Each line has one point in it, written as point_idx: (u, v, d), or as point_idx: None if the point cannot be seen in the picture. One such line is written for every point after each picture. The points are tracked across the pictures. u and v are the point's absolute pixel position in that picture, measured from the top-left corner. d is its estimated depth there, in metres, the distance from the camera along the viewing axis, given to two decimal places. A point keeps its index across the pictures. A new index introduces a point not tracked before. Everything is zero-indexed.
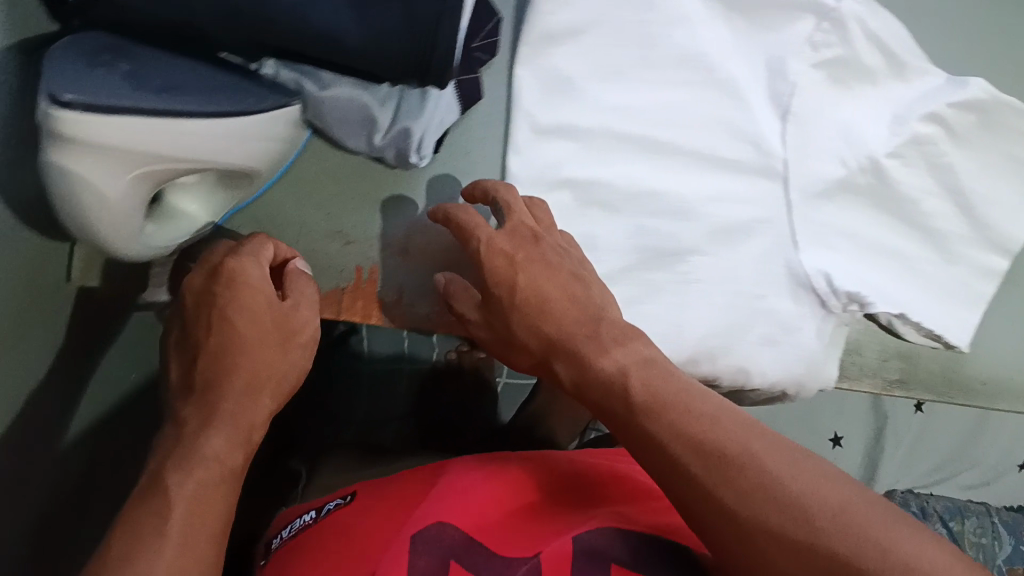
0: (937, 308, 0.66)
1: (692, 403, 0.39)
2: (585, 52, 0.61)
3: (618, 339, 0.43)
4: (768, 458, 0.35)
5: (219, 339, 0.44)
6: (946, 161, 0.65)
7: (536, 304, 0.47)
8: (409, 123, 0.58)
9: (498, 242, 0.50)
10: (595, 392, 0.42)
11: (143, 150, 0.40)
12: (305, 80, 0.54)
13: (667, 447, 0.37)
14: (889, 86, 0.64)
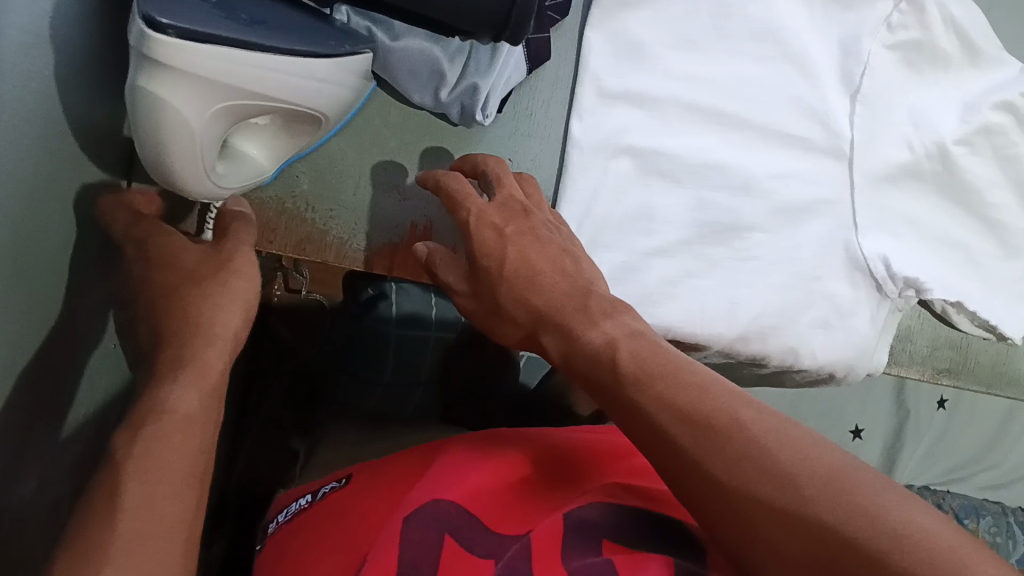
0: (994, 300, 0.65)
1: (680, 374, 0.37)
2: (661, 19, 0.61)
3: (607, 312, 0.43)
4: (756, 425, 0.34)
5: (182, 262, 0.41)
6: (1016, 153, 0.65)
7: (525, 273, 0.46)
8: (476, 79, 0.58)
9: (488, 215, 0.49)
10: (584, 363, 0.41)
11: (229, 82, 0.40)
12: (376, 29, 0.55)
13: (655, 417, 0.36)
14: (961, 74, 0.65)
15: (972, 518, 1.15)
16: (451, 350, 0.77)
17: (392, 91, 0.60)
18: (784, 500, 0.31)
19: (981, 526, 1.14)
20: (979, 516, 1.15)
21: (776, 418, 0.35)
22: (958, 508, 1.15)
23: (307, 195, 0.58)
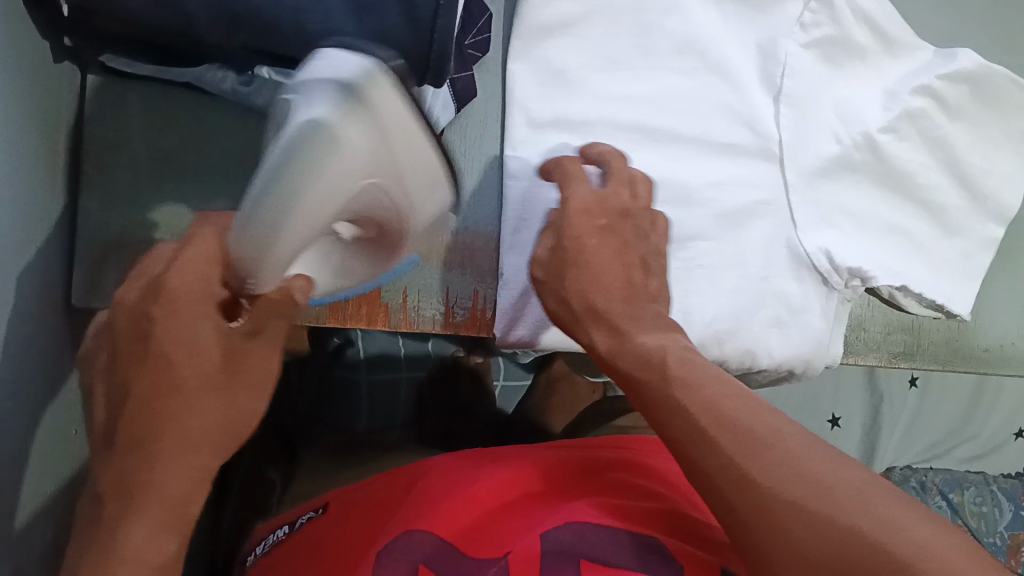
0: (941, 280, 0.66)
1: (717, 386, 0.38)
2: (582, 44, 0.63)
3: (659, 325, 0.45)
4: (792, 438, 0.34)
5: (193, 356, 0.35)
6: (941, 134, 0.66)
7: (593, 271, 0.47)
8: None
9: (585, 206, 0.50)
10: (630, 363, 0.42)
11: (397, 140, 0.36)
12: (299, 85, 0.56)
13: (696, 417, 0.37)
14: (878, 62, 0.66)
15: (954, 491, 1.17)
16: (424, 391, 0.81)
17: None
18: (769, 513, 0.32)
19: (967, 499, 1.17)
20: (965, 489, 1.17)
21: (798, 431, 0.35)
22: (942, 484, 1.17)
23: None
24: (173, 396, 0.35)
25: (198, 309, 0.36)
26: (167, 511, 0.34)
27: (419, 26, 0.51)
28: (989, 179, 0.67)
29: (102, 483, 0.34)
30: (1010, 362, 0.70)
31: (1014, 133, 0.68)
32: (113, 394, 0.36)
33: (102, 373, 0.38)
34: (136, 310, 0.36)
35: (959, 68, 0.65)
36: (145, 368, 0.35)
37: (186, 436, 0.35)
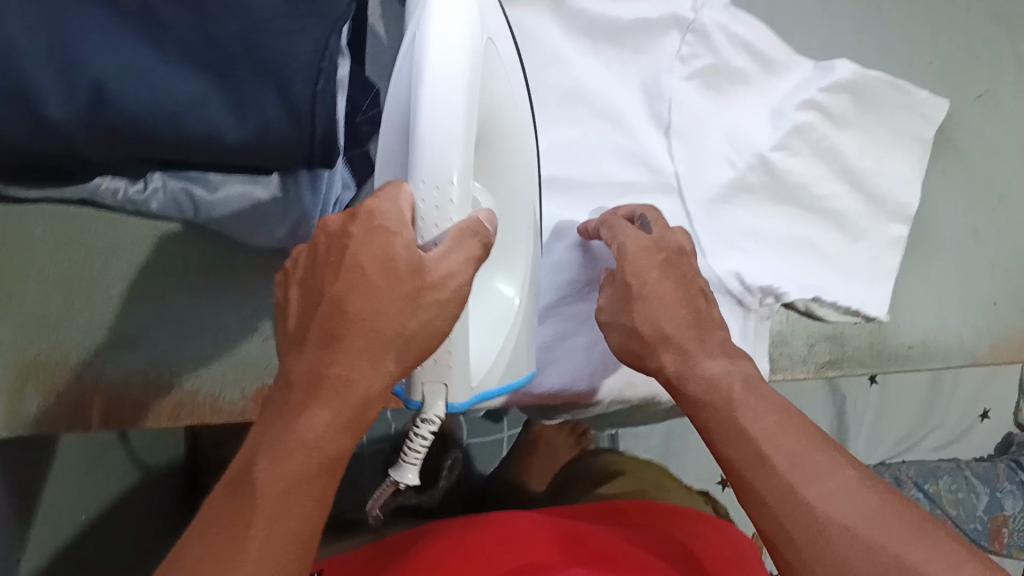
0: (852, 286, 0.68)
1: (773, 416, 0.46)
2: None
3: (723, 349, 0.51)
4: (842, 475, 0.42)
5: (378, 280, 0.41)
6: (830, 145, 0.68)
7: (657, 303, 0.52)
8: (305, 208, 0.59)
9: (641, 248, 0.55)
10: (697, 387, 0.49)
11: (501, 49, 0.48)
12: (193, 185, 0.56)
13: (760, 442, 0.44)
14: (762, 83, 0.68)
15: (931, 481, 1.16)
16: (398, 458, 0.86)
17: (223, 237, 0.62)
18: (817, 529, 0.41)
19: (942, 487, 1.16)
20: (939, 477, 1.17)
21: (848, 462, 0.43)
22: (916, 476, 1.16)
23: (170, 358, 0.62)
24: (357, 309, 0.41)
25: (387, 234, 0.41)
26: (341, 409, 0.41)
27: (301, 115, 0.50)
28: (885, 181, 0.69)
29: (296, 376, 0.41)
30: (937, 355, 0.71)
31: (902, 133, 0.70)
32: (308, 301, 0.43)
33: (297, 282, 0.45)
34: (336, 233, 0.42)
35: (837, 79, 0.67)
36: (340, 279, 0.41)
37: (368, 340, 0.41)
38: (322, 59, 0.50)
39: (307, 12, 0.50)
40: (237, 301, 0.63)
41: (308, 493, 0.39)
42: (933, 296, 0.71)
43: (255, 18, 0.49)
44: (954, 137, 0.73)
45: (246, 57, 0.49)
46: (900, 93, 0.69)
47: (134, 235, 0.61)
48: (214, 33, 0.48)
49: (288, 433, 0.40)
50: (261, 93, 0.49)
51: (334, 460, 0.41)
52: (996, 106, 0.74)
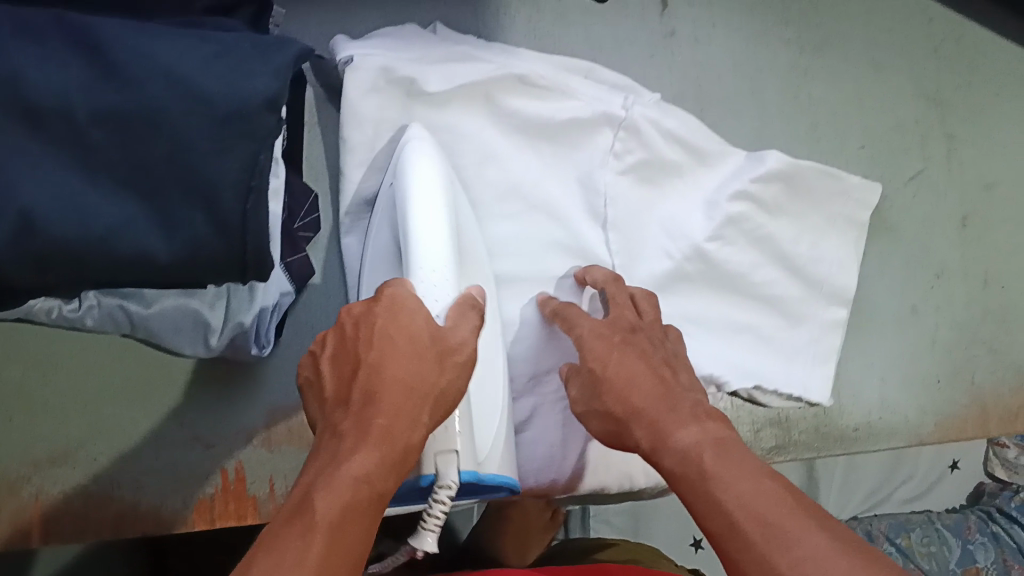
0: (796, 370, 0.69)
1: (746, 477, 0.43)
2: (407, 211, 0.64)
3: (696, 415, 0.49)
4: (818, 537, 0.39)
5: (408, 344, 0.46)
6: (766, 233, 0.69)
7: (623, 380, 0.52)
8: (240, 318, 0.59)
9: (597, 331, 0.57)
10: (672, 459, 0.47)
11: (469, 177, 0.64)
12: (128, 301, 0.58)
13: (731, 512, 0.42)
14: (696, 174, 0.69)
15: (902, 536, 1.06)
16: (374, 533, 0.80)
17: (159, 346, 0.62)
18: None
19: (914, 541, 1.06)
20: (910, 530, 1.07)
21: (826, 529, 0.39)
22: (887, 529, 1.07)
23: (107, 469, 0.62)
24: (394, 366, 0.45)
25: (410, 308, 0.47)
26: (387, 451, 0.42)
27: (236, 233, 0.42)
28: (821, 265, 0.70)
29: (342, 426, 0.44)
30: (884, 437, 0.72)
31: (835, 218, 0.71)
32: (343, 374, 0.46)
33: (325, 364, 0.48)
34: (361, 313, 0.48)
35: (768, 169, 0.68)
36: (374, 343, 0.46)
37: (403, 387, 0.44)
38: (252, 176, 0.43)
39: (236, 130, 0.42)
40: (176, 413, 0.64)
41: (359, 516, 0.40)
42: (872, 374, 0.72)
43: (178, 134, 0.41)
44: (889, 217, 0.74)
45: (171, 178, 0.41)
46: (832, 180, 0.70)
47: (79, 347, 0.64)
48: (132, 151, 0.40)
49: (332, 475, 0.41)
50: (186, 211, 0.41)
51: (381, 499, 0.42)
52: (930, 186, 0.75)
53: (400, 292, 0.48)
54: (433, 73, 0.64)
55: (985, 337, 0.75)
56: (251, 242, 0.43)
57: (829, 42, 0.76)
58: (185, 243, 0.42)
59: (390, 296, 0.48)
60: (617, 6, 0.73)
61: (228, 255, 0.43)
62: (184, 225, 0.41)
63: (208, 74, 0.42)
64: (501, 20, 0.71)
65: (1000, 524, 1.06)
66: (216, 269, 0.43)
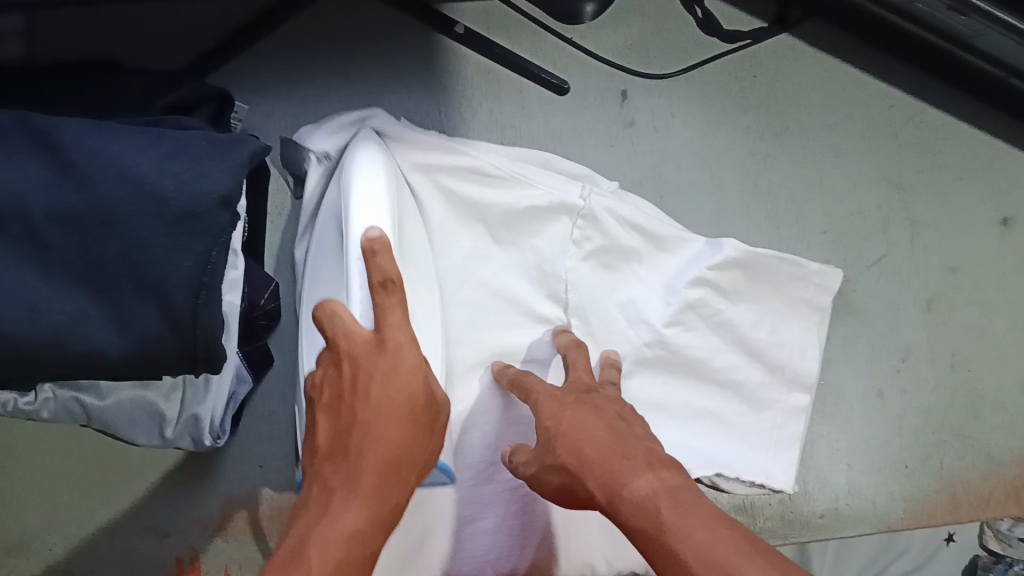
0: (758, 457, 0.69)
1: (699, 526, 0.42)
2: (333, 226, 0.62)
3: (650, 464, 0.47)
4: None
5: (406, 408, 0.47)
6: (725, 318, 0.69)
7: (577, 435, 0.51)
8: (195, 410, 0.60)
9: (551, 392, 0.56)
10: (629, 512, 0.45)
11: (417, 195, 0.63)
12: (83, 394, 0.55)
13: (690, 565, 0.40)
14: (655, 260, 0.70)
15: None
16: None
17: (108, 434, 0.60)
18: None
19: None
20: None
21: None
22: None
23: (62, 557, 0.67)
24: (391, 428, 0.46)
25: (410, 367, 0.48)
26: (379, 511, 0.45)
27: (184, 329, 0.42)
28: (782, 350, 0.70)
29: (332, 484, 0.45)
30: (848, 524, 0.72)
31: (796, 301, 0.71)
32: (336, 421, 0.48)
33: (318, 404, 0.49)
34: (364, 354, 0.48)
35: (724, 258, 0.69)
36: (370, 400, 0.47)
37: (397, 452, 0.46)
38: (205, 272, 0.42)
39: (190, 228, 0.42)
40: (133, 500, 0.68)
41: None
42: (831, 456, 0.73)
43: (131, 233, 0.41)
44: (854, 301, 0.75)
45: (126, 277, 0.41)
46: (790, 266, 0.70)
47: (36, 441, 0.69)
48: (87, 248, 0.41)
49: (330, 529, 0.43)
50: (139, 308, 0.41)
51: (370, 558, 0.44)
52: (895, 269, 0.76)
53: (404, 340, 0.48)
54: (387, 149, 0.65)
55: (955, 423, 0.74)
56: (202, 341, 0.42)
57: (788, 129, 0.78)
58: (139, 340, 0.41)
59: (391, 346, 0.48)
60: (575, 98, 0.77)
61: (177, 352, 0.42)
62: (136, 322, 0.41)
63: (163, 173, 0.42)
64: (464, 113, 0.76)
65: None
66: (166, 366, 0.43)
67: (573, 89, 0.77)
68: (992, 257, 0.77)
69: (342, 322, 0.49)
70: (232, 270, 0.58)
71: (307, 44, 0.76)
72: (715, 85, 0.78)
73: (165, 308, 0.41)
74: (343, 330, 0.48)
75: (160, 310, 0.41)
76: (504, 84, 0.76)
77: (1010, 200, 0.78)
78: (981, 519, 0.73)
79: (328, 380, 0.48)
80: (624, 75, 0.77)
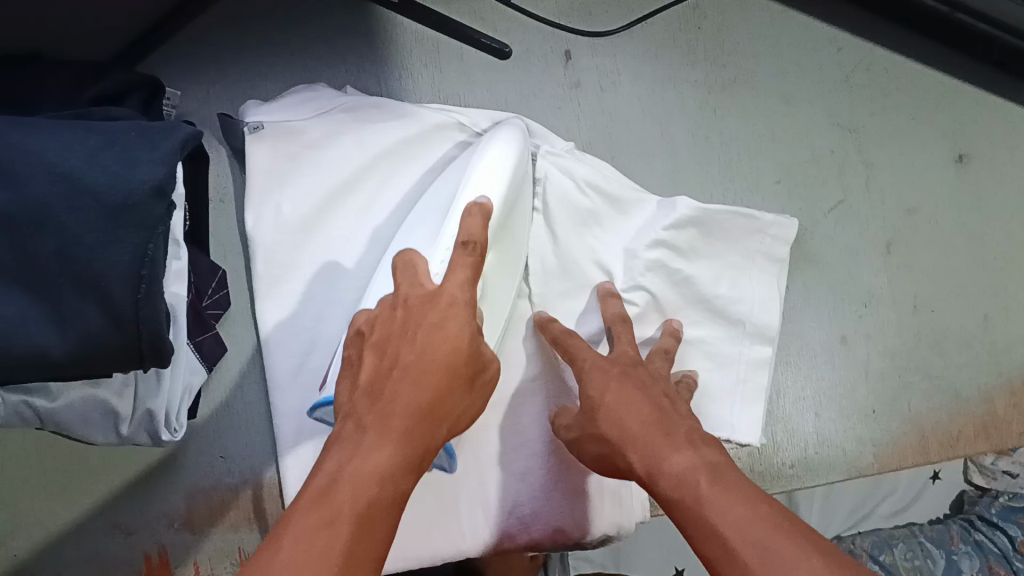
0: (723, 412, 0.69)
1: (738, 501, 0.41)
2: (426, 198, 0.64)
3: (691, 441, 0.47)
4: (814, 560, 0.36)
5: (449, 360, 0.46)
6: (685, 277, 0.69)
7: (619, 406, 0.52)
8: (151, 403, 0.58)
9: (597, 361, 0.57)
10: (668, 484, 0.45)
11: (458, 160, 0.64)
12: (34, 397, 0.53)
13: (726, 536, 0.40)
14: (617, 224, 0.69)
15: (885, 552, 0.76)
16: None
17: (60, 434, 0.58)
18: None
19: (899, 557, 0.76)
20: (894, 545, 0.77)
21: (828, 556, 0.37)
22: (869, 547, 0.77)
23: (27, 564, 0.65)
24: (431, 379, 0.46)
25: (458, 321, 0.48)
26: (409, 457, 0.44)
27: (125, 322, 0.40)
28: (742, 305, 0.69)
29: (364, 421, 0.44)
30: (819, 472, 0.72)
31: (753, 254, 0.71)
32: (379, 360, 0.47)
33: (369, 342, 0.49)
34: (419, 303, 0.48)
35: (678, 217, 0.68)
36: (415, 348, 0.46)
37: (435, 404, 0.46)
38: (143, 265, 0.40)
39: (125, 222, 0.40)
40: (97, 499, 0.66)
41: (380, 515, 0.41)
42: (798, 404, 0.73)
43: (65, 231, 0.39)
44: (811, 249, 0.75)
45: (62, 275, 0.39)
46: (746, 220, 0.69)
47: None
48: (22, 248, 0.39)
49: (357, 472, 0.42)
50: (80, 306, 0.40)
51: (400, 502, 0.42)
52: (851, 215, 0.76)
53: (460, 297, 0.49)
54: (343, 118, 0.69)
55: (920, 364, 0.74)
56: (146, 333, 0.41)
57: (737, 80, 0.77)
58: (83, 337, 0.40)
59: (449, 299, 0.48)
60: (518, 62, 0.75)
61: (122, 348, 0.41)
62: (78, 321, 0.40)
63: (93, 166, 0.40)
64: (405, 83, 0.74)
65: (982, 531, 0.77)
66: (114, 361, 0.42)
67: (515, 53, 0.75)
68: (948, 196, 0.77)
69: (415, 272, 0.51)
70: (176, 261, 0.56)
71: (238, 22, 0.73)
72: (661, 39, 0.77)
73: (105, 304, 0.40)
74: (415, 281, 0.50)
75: (100, 306, 0.40)
76: (444, 52, 0.75)
77: (963, 138, 0.78)
78: (951, 457, 0.74)
79: (387, 318, 0.49)
80: (566, 35, 0.76)
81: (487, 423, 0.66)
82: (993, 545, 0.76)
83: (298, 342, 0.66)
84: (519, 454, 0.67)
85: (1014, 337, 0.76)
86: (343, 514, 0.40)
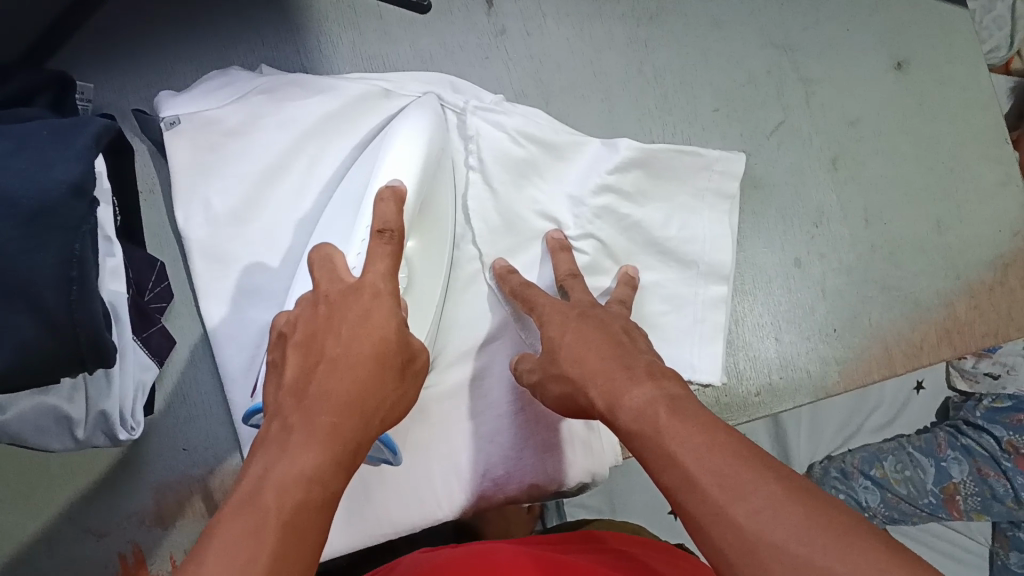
0: (684, 353, 0.68)
1: (690, 431, 0.40)
2: (345, 186, 0.62)
3: (650, 373, 0.46)
4: (772, 483, 0.36)
5: (374, 351, 0.45)
6: (635, 221, 0.68)
7: (579, 346, 0.52)
8: (103, 404, 0.56)
9: (553, 307, 0.57)
10: (628, 416, 0.44)
11: (370, 148, 0.63)
12: None
13: (688, 466, 0.38)
14: (557, 172, 0.68)
15: (876, 467, 1.02)
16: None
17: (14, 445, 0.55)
18: (749, 548, 0.34)
19: (889, 471, 1.02)
20: (884, 459, 1.03)
21: (783, 480, 0.36)
22: (861, 463, 1.02)
23: None
24: (357, 374, 0.43)
25: (383, 313, 0.46)
26: (340, 453, 0.41)
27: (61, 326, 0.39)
28: (693, 244, 0.69)
29: (291, 419, 0.42)
30: (781, 399, 0.72)
31: (702, 193, 0.70)
32: (303, 359, 0.45)
33: (289, 346, 0.46)
34: (341, 299, 0.47)
35: (621, 159, 0.67)
36: (341, 342, 0.44)
37: (362, 395, 0.43)
38: (72, 266, 0.39)
39: (49, 225, 0.38)
40: (63, 506, 0.65)
41: (310, 517, 0.37)
42: (756, 329, 0.73)
43: None
44: (757, 175, 0.75)
45: None
46: (689, 157, 0.69)
47: None
48: None
49: (285, 470, 0.38)
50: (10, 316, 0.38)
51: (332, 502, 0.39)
52: (792, 135, 0.76)
53: (383, 288, 0.47)
54: (262, 101, 0.66)
55: (876, 276, 0.75)
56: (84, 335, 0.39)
57: (665, 10, 0.76)
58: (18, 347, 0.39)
59: (371, 287, 0.47)
60: (440, 15, 0.73)
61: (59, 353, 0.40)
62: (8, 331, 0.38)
63: (5, 169, 0.38)
64: (325, 50, 0.72)
65: (969, 436, 1.02)
66: (56, 367, 0.40)
67: (434, 6, 0.73)
68: (889, 108, 0.77)
69: (332, 268, 0.50)
70: (110, 257, 0.54)
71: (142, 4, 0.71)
72: None
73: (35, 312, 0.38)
74: (333, 275, 0.49)
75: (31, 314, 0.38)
76: (362, 12, 0.72)
77: (898, 44, 0.78)
78: (914, 367, 0.74)
79: (307, 314, 0.47)
80: None
81: (451, 386, 0.65)
82: (981, 448, 1.01)
83: (246, 333, 0.64)
84: (487, 415, 0.66)
85: (965, 240, 0.76)
86: (271, 517, 0.36)
